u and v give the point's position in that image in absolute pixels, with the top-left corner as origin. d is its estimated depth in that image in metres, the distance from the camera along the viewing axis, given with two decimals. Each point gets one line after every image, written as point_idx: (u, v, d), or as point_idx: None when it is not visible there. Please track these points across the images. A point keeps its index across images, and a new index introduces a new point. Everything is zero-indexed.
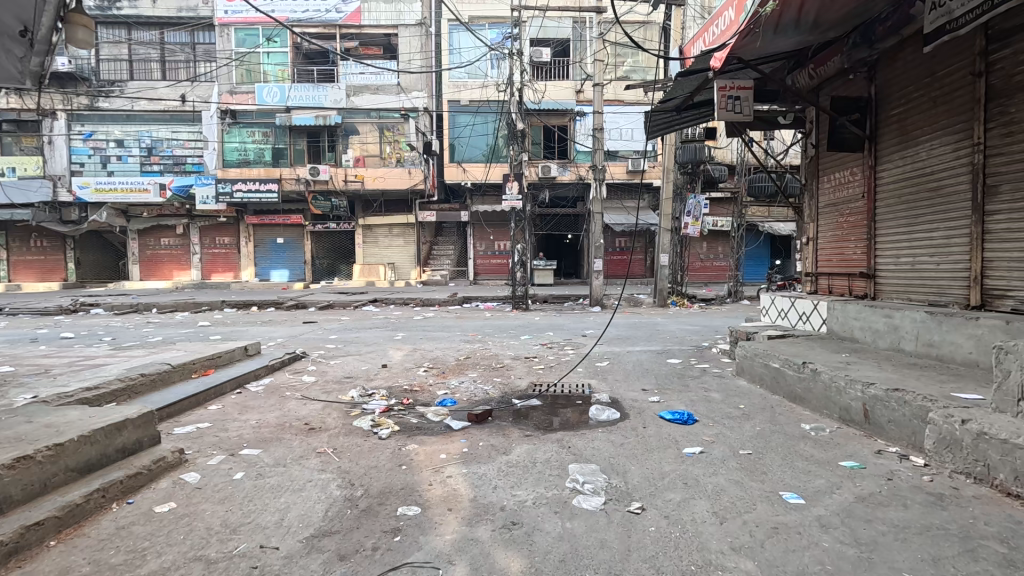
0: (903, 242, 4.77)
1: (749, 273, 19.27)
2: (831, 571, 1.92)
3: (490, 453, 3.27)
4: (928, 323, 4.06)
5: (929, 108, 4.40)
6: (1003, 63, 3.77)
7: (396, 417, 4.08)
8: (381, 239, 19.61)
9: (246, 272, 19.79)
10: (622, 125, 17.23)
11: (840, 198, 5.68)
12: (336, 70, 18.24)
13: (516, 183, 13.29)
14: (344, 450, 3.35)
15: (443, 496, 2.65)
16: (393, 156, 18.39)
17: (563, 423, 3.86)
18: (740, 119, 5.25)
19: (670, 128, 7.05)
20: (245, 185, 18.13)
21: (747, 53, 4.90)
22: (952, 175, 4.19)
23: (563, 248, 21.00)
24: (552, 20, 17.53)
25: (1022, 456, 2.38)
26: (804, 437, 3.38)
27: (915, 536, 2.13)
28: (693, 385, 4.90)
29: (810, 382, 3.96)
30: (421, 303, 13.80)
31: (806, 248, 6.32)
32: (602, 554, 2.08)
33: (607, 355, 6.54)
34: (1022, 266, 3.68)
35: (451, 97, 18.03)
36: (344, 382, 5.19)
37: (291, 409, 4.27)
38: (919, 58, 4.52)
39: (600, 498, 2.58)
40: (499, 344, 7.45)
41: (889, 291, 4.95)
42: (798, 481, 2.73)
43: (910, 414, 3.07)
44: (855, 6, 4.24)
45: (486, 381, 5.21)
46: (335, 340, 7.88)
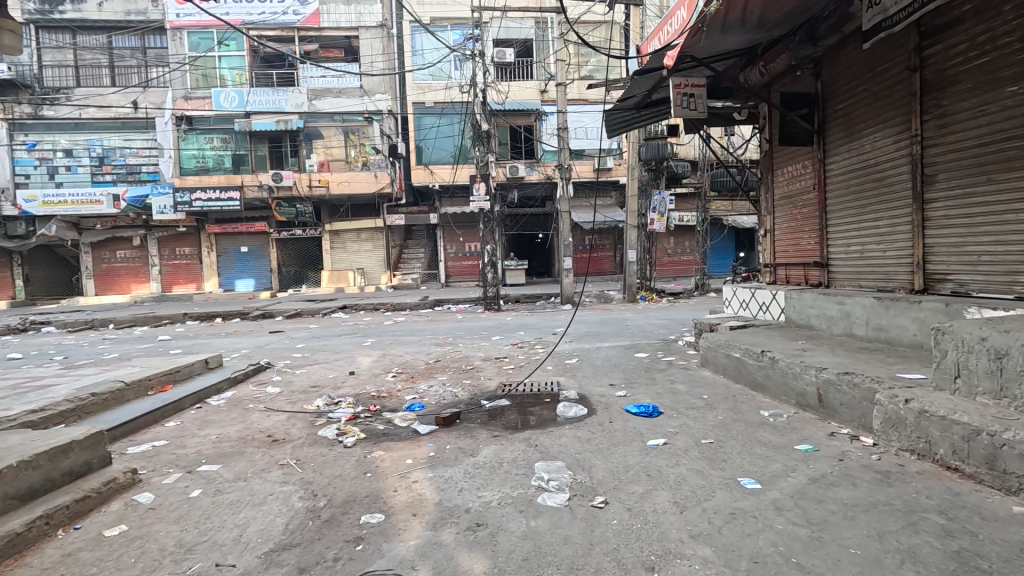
0: (853, 231, 4.96)
1: (715, 265, 19.76)
2: (784, 551, 1.98)
3: (457, 455, 3.26)
4: (876, 308, 4.24)
5: (872, 102, 4.59)
6: (936, 58, 3.94)
7: (363, 424, 4.02)
8: (349, 245, 19.32)
9: (209, 282, 19.25)
10: (586, 124, 17.46)
11: (794, 190, 5.87)
12: (295, 74, 17.87)
13: (483, 184, 13.19)
14: (309, 461, 3.29)
15: (407, 502, 2.63)
16: (359, 159, 18.08)
17: (532, 422, 3.87)
18: (695, 116, 5.36)
19: (629, 126, 7.15)
20: (205, 194, 17.58)
21: (699, 51, 5.02)
22: (894, 166, 4.38)
23: (534, 248, 21.11)
24: (514, 21, 17.63)
25: (959, 431, 2.50)
26: (762, 424, 3.48)
27: (863, 514, 2.22)
28: (659, 378, 4.99)
29: (769, 370, 4.08)
30: (392, 307, 13.69)
31: (764, 240, 6.51)
32: (566, 549, 2.10)
33: (576, 351, 6.59)
34: (960, 250, 3.87)
35: (416, 99, 17.90)
36: (310, 391, 5.09)
37: (254, 422, 4.16)
38: (859, 55, 4.71)
39: (564, 495, 2.60)
40: (470, 346, 7.44)
41: (842, 278, 5.15)
42: (756, 466, 2.81)
43: (860, 396, 3.19)
44: (797, 4, 4.39)
45: (455, 383, 5.18)
46: (303, 348, 7.73)
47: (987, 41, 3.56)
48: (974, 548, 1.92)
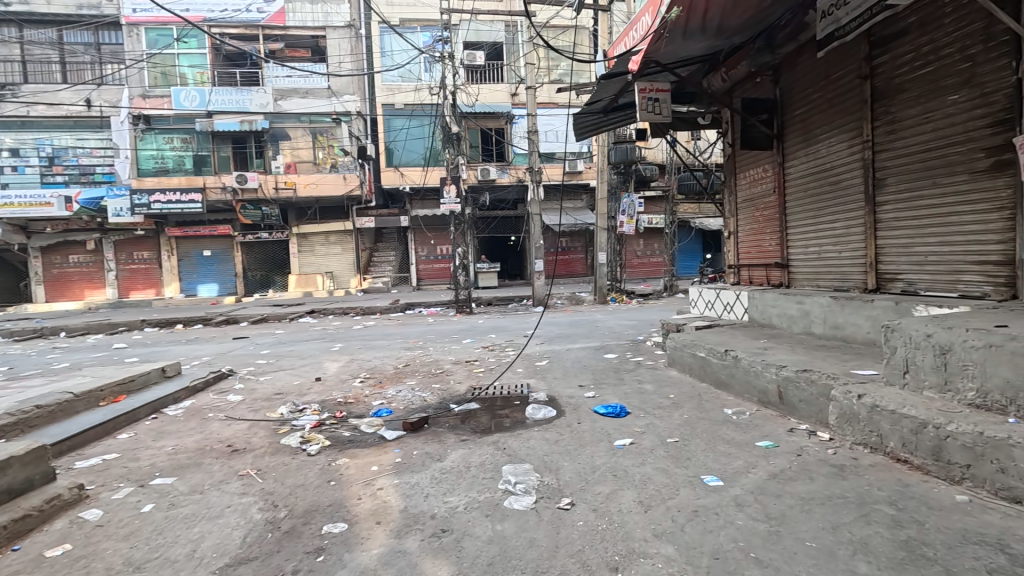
0: (811, 232, 5.13)
1: (684, 266, 20.17)
2: (744, 547, 2.02)
3: (424, 461, 3.21)
4: (833, 307, 4.39)
5: (827, 108, 4.76)
6: (885, 67, 4.12)
7: (328, 431, 3.93)
8: (318, 248, 18.96)
9: (170, 288, 18.59)
10: (556, 127, 17.60)
11: (756, 193, 6.04)
12: (260, 73, 17.44)
13: (453, 187, 13.05)
14: (270, 470, 3.19)
15: (372, 510, 2.57)
16: (327, 161, 17.74)
17: (501, 425, 3.86)
18: (660, 120, 5.45)
19: (598, 129, 7.22)
20: (164, 195, 16.99)
21: (663, 56, 5.11)
22: (849, 170, 4.54)
23: (506, 250, 21.15)
24: (483, 23, 17.67)
25: (908, 425, 2.60)
26: (726, 421, 3.55)
27: (818, 507, 2.28)
28: (627, 379, 5.04)
29: (732, 368, 4.18)
30: (361, 311, 13.46)
31: (727, 241, 6.67)
32: (531, 553, 2.09)
33: (547, 353, 6.61)
34: (909, 251, 4.03)
35: (385, 100, 17.69)
36: (274, 398, 4.96)
37: (214, 431, 4.02)
38: (815, 62, 4.88)
39: (531, 497, 2.59)
40: (440, 350, 7.38)
41: (801, 278, 5.31)
42: (719, 464, 2.87)
43: (817, 392, 3.29)
44: (755, 13, 4.52)
45: (424, 388, 5.12)
46: (268, 355, 7.52)
47: (931, 51, 3.74)
48: (921, 537, 1.99)
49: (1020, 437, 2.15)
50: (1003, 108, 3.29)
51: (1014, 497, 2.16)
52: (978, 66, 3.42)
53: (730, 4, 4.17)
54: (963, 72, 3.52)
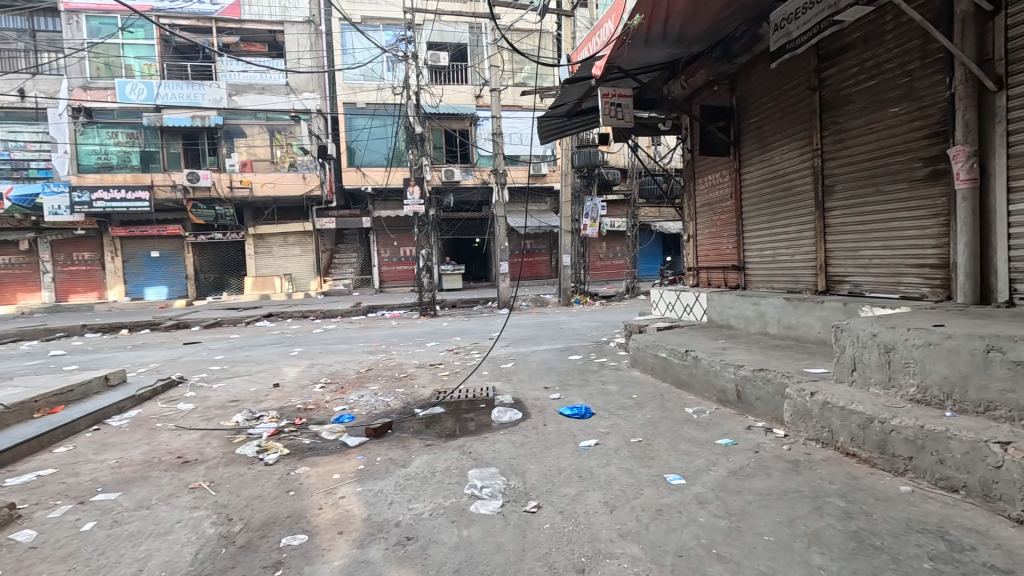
0: (765, 236, 5.34)
1: (645, 269, 20.63)
2: (707, 543, 2.06)
3: (388, 467, 3.14)
4: (786, 308, 4.58)
5: (780, 117, 4.97)
6: (832, 80, 4.34)
7: (286, 439, 3.79)
8: (276, 249, 18.36)
9: (114, 291, 17.57)
10: (521, 130, 17.68)
11: (714, 198, 6.23)
12: (213, 66, 16.73)
13: (417, 188, 12.86)
14: (223, 482, 3.05)
15: (333, 519, 2.49)
16: (285, 160, 17.19)
17: (467, 428, 3.83)
18: (623, 124, 5.55)
19: (562, 133, 7.27)
20: (107, 193, 16.07)
21: (626, 62, 5.21)
22: (800, 177, 4.76)
23: (471, 253, 21.09)
24: (447, 24, 17.58)
25: (856, 421, 2.73)
26: (687, 420, 3.64)
27: (775, 501, 2.37)
28: (592, 380, 5.10)
29: (693, 368, 4.29)
30: (322, 314, 13.11)
31: (687, 245, 6.85)
32: (498, 558, 2.07)
33: (512, 355, 6.62)
34: (856, 255, 4.25)
35: (347, 99, 17.28)
36: (229, 406, 4.75)
37: (162, 442, 3.80)
38: (768, 73, 5.09)
39: (498, 501, 2.58)
40: (403, 353, 7.26)
41: (757, 280, 5.52)
42: (681, 462, 2.93)
43: (772, 391, 3.42)
44: (712, 24, 4.68)
45: (388, 393, 5.01)
46: (223, 360, 7.22)
47: (873, 66, 3.96)
48: (869, 527, 2.09)
49: (956, 429, 2.29)
50: (938, 120, 3.50)
51: (952, 486, 2.30)
52: (915, 81, 3.64)
53: (690, 14, 4.29)
54: (903, 86, 3.73)
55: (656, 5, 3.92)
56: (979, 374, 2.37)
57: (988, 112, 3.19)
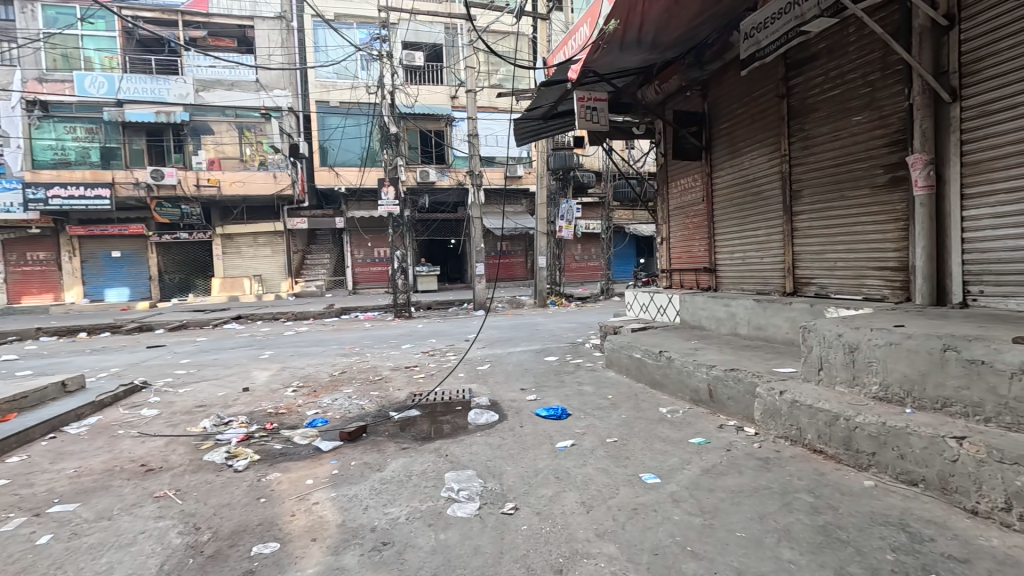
0: (736, 239, 5.47)
1: (619, 271, 20.91)
2: (681, 541, 2.10)
3: (363, 471, 3.09)
4: (756, 309, 4.70)
5: (750, 124, 5.11)
6: (799, 88, 4.48)
7: (256, 445, 3.69)
8: (245, 250, 17.90)
9: (71, 292, 16.83)
10: (497, 131, 17.71)
11: (686, 201, 6.36)
12: (179, 60, 16.23)
13: (392, 188, 12.70)
14: (190, 490, 2.94)
15: (307, 526, 2.43)
16: (255, 158, 16.75)
17: (443, 431, 3.80)
18: (598, 128, 5.62)
19: (538, 136, 7.29)
20: (65, 190, 15.42)
21: (601, 66, 5.28)
22: (769, 181, 4.89)
23: (447, 254, 21.01)
24: (423, 24, 17.50)
25: (823, 418, 2.82)
26: (661, 420, 3.70)
27: (747, 498, 2.42)
28: (568, 380, 5.14)
29: (666, 368, 4.36)
30: (294, 316, 12.85)
31: (660, 247, 6.97)
32: (475, 561, 2.06)
33: (489, 357, 6.61)
34: (821, 257, 4.39)
35: (319, 97, 16.97)
36: (196, 411, 4.60)
37: (125, 450, 3.66)
38: (739, 81, 5.23)
39: (475, 504, 2.57)
40: (378, 355, 7.17)
41: (728, 282, 5.65)
42: (656, 461, 2.98)
43: (744, 390, 3.50)
44: (685, 31, 4.77)
45: (362, 396, 4.94)
46: (189, 364, 6.99)
47: (837, 76, 4.11)
48: (835, 521, 2.16)
49: (915, 424, 2.39)
50: (898, 129, 3.65)
51: (911, 480, 2.39)
52: (876, 91, 3.79)
53: (663, 21, 4.36)
54: (865, 96, 3.88)
55: (631, 10, 3.98)
56: (936, 373, 2.47)
57: (943, 122, 3.34)
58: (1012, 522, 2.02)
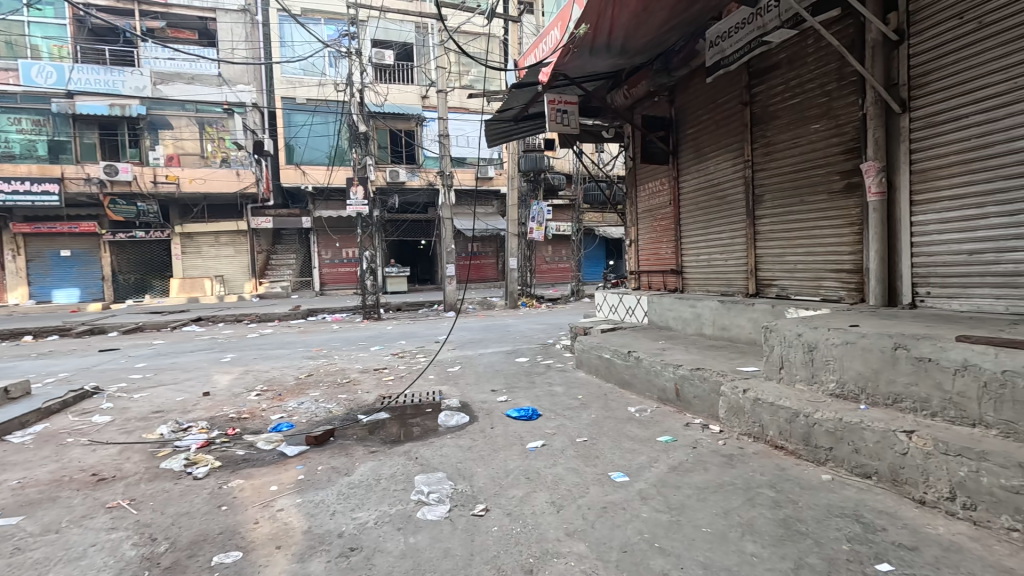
0: (702, 242, 5.61)
1: (589, 273, 21.16)
2: (649, 538, 2.13)
3: (330, 476, 3.03)
4: (721, 310, 4.83)
5: (715, 130, 5.26)
6: (761, 96, 4.64)
7: (218, 451, 3.57)
8: (206, 249, 17.27)
9: (14, 293, 15.85)
10: (467, 132, 17.67)
11: (654, 205, 6.48)
12: (135, 51, 15.60)
13: (361, 188, 12.46)
14: (146, 499, 2.82)
15: (270, 534, 2.36)
16: (217, 155, 16.17)
17: (412, 434, 3.75)
18: (569, 131, 5.69)
19: (509, 137, 7.29)
20: (9, 185, 14.74)
21: (571, 70, 5.35)
22: (733, 186, 5.04)
23: (417, 255, 20.82)
24: (393, 22, 17.31)
25: (784, 415, 2.92)
26: (630, 419, 3.76)
27: (712, 494, 2.48)
28: (538, 381, 5.16)
29: (635, 368, 4.43)
30: (258, 318, 12.47)
31: (629, 249, 7.08)
32: (445, 563, 2.04)
33: (459, 359, 6.58)
34: (782, 260, 4.55)
35: (285, 94, 16.54)
36: (152, 417, 4.41)
37: (74, 459, 3.47)
38: (704, 87, 5.38)
39: (445, 506, 2.54)
40: (346, 358, 7.03)
41: (694, 284, 5.78)
42: (625, 460, 3.02)
43: (709, 388, 3.58)
44: (653, 38, 4.87)
45: (329, 399, 4.84)
46: (145, 368, 6.70)
47: (797, 85, 4.27)
48: (795, 514, 2.24)
49: (868, 420, 2.50)
50: (852, 138, 3.82)
51: (866, 473, 2.50)
52: (833, 101, 3.96)
53: (632, 27, 4.44)
54: (822, 106, 4.05)
55: (600, 16, 4.03)
56: (888, 370, 2.59)
57: (894, 132, 3.51)
58: (956, 510, 2.14)
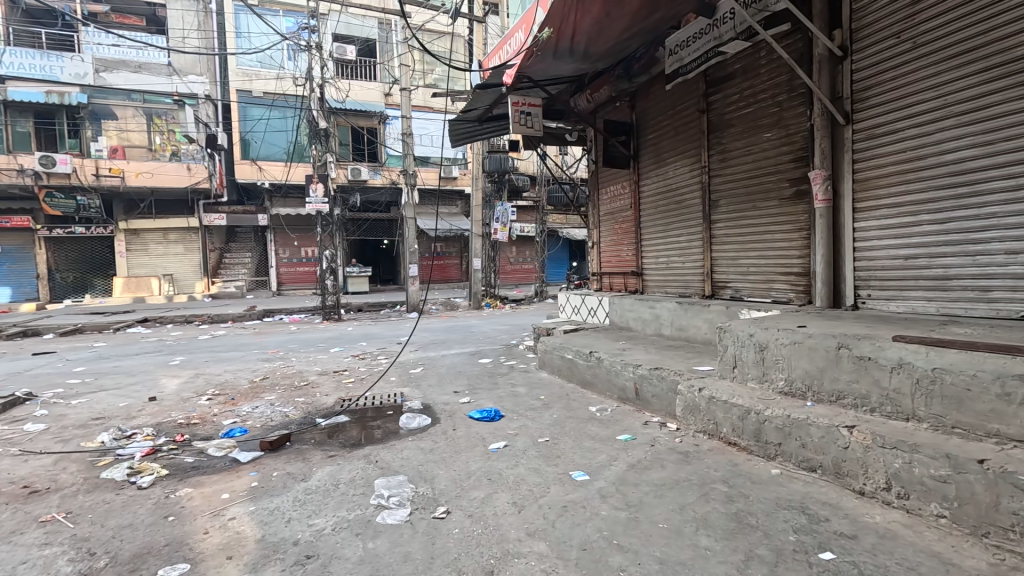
0: (661, 245, 5.75)
1: (552, 274, 21.37)
2: (608, 535, 2.17)
3: (286, 482, 2.94)
4: (678, 311, 4.97)
5: (674, 136, 5.41)
6: (717, 104, 4.80)
7: (164, 459, 3.40)
8: (153, 246, 16.43)
9: None
10: (432, 131, 17.52)
11: (615, 208, 6.60)
12: (75, 36, 14.74)
13: (321, 186, 12.12)
14: (84, 512, 2.66)
15: (221, 544, 2.27)
16: (166, 148, 15.43)
17: (373, 437, 3.68)
18: (532, 133, 5.74)
19: (472, 138, 7.27)
20: None
21: (535, 73, 5.40)
22: (691, 192, 5.20)
23: (379, 255, 20.50)
24: (355, 17, 16.97)
25: (737, 413, 3.02)
26: (591, 418, 3.82)
27: (668, 491, 2.55)
28: (501, 382, 5.18)
29: (596, 368, 4.50)
30: (210, 319, 11.96)
31: (591, 251, 7.19)
32: (405, 567, 2.01)
33: (422, 360, 6.51)
34: (736, 262, 4.71)
35: (241, 86, 15.93)
36: (92, 425, 4.15)
37: (2, 471, 3.23)
38: (664, 94, 5.52)
39: (406, 510, 2.51)
40: (304, 360, 6.84)
41: (653, 286, 5.93)
42: (586, 459, 3.06)
43: (667, 387, 3.67)
44: (615, 45, 4.98)
45: (286, 403, 4.69)
46: (85, 372, 6.32)
47: (751, 95, 4.44)
48: (747, 508, 2.33)
49: (814, 416, 2.63)
50: (801, 147, 4.00)
51: (811, 467, 2.62)
52: (783, 111, 4.15)
53: (595, 32, 4.52)
54: (773, 115, 4.23)
55: (564, 20, 4.08)
56: (832, 369, 2.72)
57: (838, 143, 3.71)
58: (891, 500, 2.27)
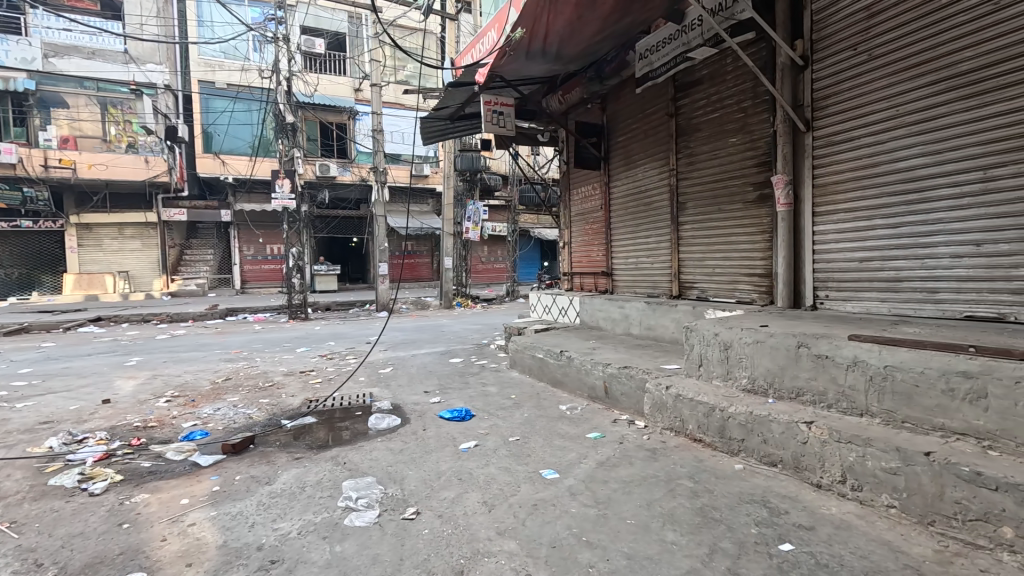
0: (631, 245, 5.84)
1: (524, 273, 21.49)
2: (577, 532, 2.20)
3: (249, 486, 2.85)
4: (646, 311, 5.06)
5: (644, 138, 5.50)
6: (685, 109, 4.91)
7: (119, 464, 3.25)
8: (107, 242, 15.72)
9: None
10: (403, 128, 17.32)
11: (586, 208, 6.67)
12: (20, 17, 13.83)
13: (287, 181, 11.82)
14: (30, 521, 2.51)
15: (179, 551, 2.19)
16: (122, 139, 14.78)
17: (341, 438, 3.62)
18: (504, 132, 5.76)
19: (444, 136, 7.23)
20: None
21: (507, 73, 5.41)
22: (660, 193, 5.29)
23: (348, 253, 20.17)
24: (324, 10, 16.64)
25: (703, 410, 3.10)
26: (561, 417, 3.85)
27: (636, 487, 2.60)
28: (472, 381, 5.17)
29: (567, 367, 4.54)
30: (169, 318, 11.50)
31: (563, 251, 7.24)
32: (374, 569, 1.99)
33: (391, 360, 6.44)
34: (703, 263, 4.83)
35: (203, 77, 15.40)
36: (38, 429, 3.93)
37: None
38: (635, 97, 5.61)
39: (374, 512, 2.48)
40: (269, 360, 6.66)
41: (623, 285, 6.01)
42: (556, 457, 3.09)
43: (635, 385, 3.74)
44: (586, 48, 5.04)
45: (249, 404, 4.56)
46: (31, 374, 5.98)
47: (717, 100, 4.56)
48: (711, 503, 2.39)
49: (775, 413, 2.72)
50: (765, 152, 4.14)
51: (772, 462, 2.72)
52: (748, 117, 4.27)
53: (566, 35, 4.57)
54: (738, 121, 4.36)
55: (536, 22, 4.11)
56: (792, 366, 2.82)
57: (799, 149, 3.84)
58: (846, 491, 2.37)
